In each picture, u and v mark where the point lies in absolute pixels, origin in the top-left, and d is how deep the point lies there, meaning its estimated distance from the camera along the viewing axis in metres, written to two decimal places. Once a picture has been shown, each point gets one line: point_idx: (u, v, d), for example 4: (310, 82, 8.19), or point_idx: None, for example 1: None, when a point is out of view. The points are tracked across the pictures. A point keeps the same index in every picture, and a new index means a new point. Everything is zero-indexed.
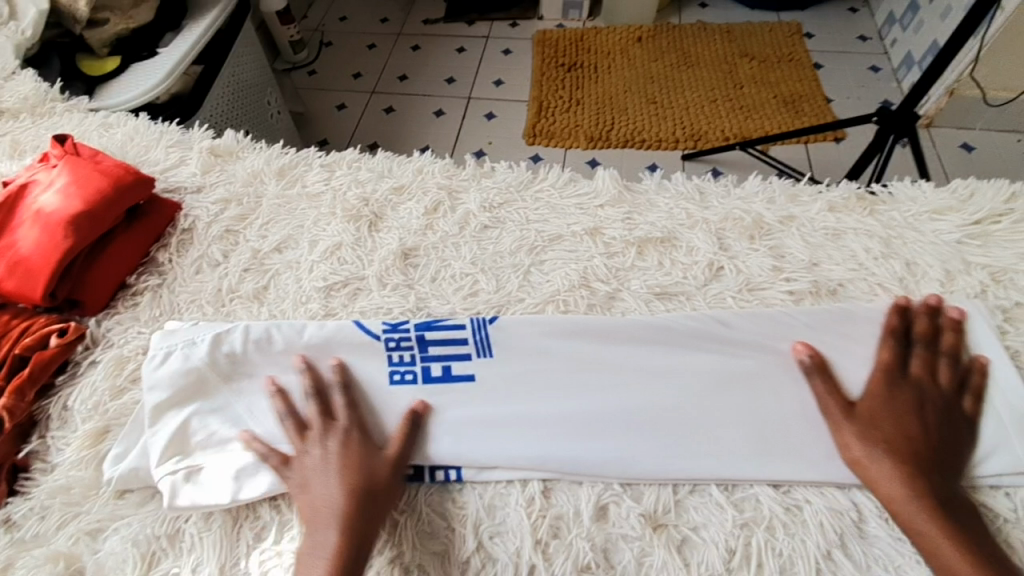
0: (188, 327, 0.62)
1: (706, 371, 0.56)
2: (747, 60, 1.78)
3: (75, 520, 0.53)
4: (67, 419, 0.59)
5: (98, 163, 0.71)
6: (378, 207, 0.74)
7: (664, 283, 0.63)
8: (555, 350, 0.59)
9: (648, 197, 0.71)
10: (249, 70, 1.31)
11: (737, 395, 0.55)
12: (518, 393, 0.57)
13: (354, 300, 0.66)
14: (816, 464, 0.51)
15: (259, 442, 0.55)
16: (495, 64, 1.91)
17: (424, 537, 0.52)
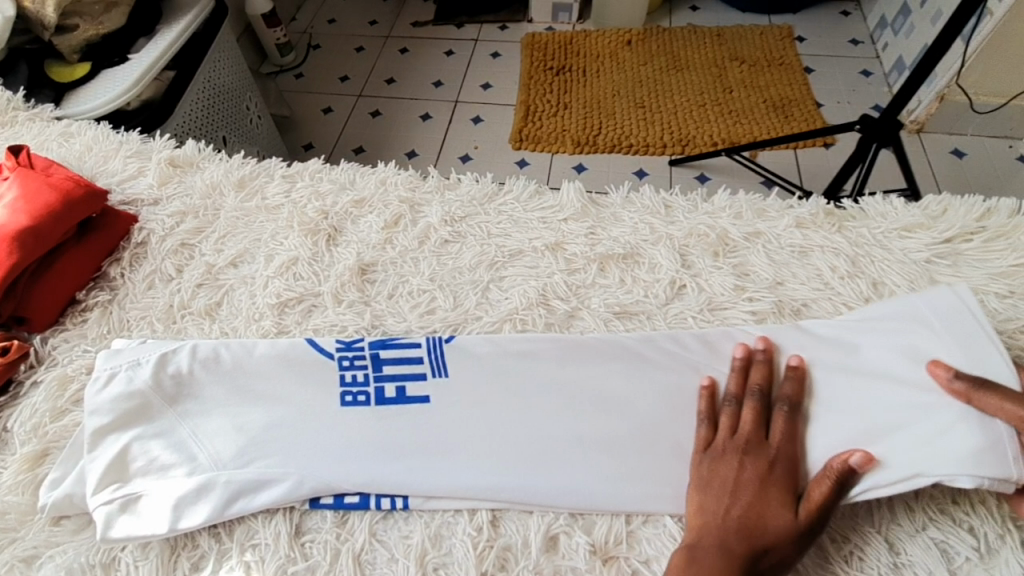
0: (134, 346, 0.60)
1: (668, 397, 0.54)
2: (737, 64, 1.76)
3: (7, 548, 0.52)
4: (6, 441, 0.57)
5: (49, 175, 0.70)
6: (338, 220, 0.72)
7: (625, 301, 0.61)
8: (513, 373, 0.57)
9: (613, 210, 0.69)
10: (226, 75, 1.29)
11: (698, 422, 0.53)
12: (473, 416, 0.55)
13: (308, 317, 0.64)
14: None
15: (201, 468, 0.53)
16: (482, 67, 1.89)
17: (367, 567, 0.50)
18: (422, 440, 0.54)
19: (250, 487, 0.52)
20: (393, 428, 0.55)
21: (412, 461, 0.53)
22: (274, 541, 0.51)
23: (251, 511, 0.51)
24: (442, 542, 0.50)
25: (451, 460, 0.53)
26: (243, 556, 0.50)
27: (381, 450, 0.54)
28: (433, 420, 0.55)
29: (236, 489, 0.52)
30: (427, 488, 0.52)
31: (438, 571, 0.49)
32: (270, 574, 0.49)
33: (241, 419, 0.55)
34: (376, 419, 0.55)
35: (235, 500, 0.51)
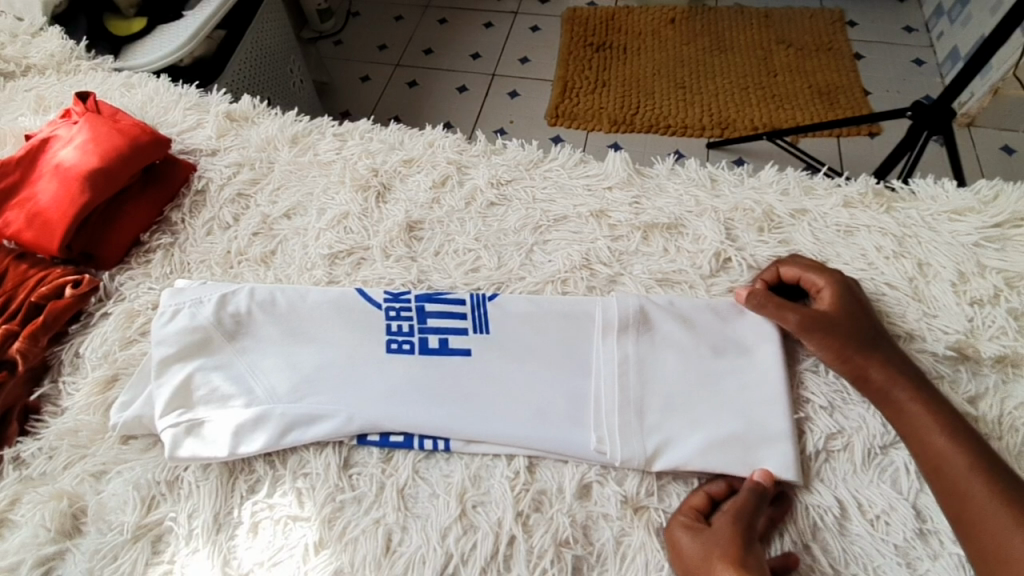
0: (196, 286, 0.63)
1: (762, 369, 0.55)
2: (784, 47, 1.71)
3: (81, 461, 0.56)
4: (78, 366, 0.62)
5: (117, 122, 0.73)
6: (387, 178, 0.74)
7: (667, 270, 0.62)
8: (615, 339, 0.57)
9: (658, 181, 0.69)
10: (273, 36, 1.31)
11: (777, 393, 0.53)
12: (550, 376, 0.57)
13: (358, 269, 0.67)
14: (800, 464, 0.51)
15: (259, 401, 0.56)
16: (521, 41, 1.87)
17: (410, 501, 0.53)
18: (464, 388, 0.56)
19: (310, 420, 0.55)
20: (444, 375, 0.57)
21: (460, 407, 0.55)
22: (325, 471, 0.54)
23: (304, 442, 0.55)
24: (481, 483, 0.53)
25: (522, 416, 0.55)
26: (295, 483, 0.54)
27: (429, 394, 0.56)
28: (480, 369, 0.57)
29: (305, 420, 0.55)
30: (469, 433, 0.54)
31: (477, 508, 0.52)
32: (320, 501, 0.53)
33: (296, 358, 0.58)
34: (421, 367, 0.58)
35: (290, 432, 0.55)
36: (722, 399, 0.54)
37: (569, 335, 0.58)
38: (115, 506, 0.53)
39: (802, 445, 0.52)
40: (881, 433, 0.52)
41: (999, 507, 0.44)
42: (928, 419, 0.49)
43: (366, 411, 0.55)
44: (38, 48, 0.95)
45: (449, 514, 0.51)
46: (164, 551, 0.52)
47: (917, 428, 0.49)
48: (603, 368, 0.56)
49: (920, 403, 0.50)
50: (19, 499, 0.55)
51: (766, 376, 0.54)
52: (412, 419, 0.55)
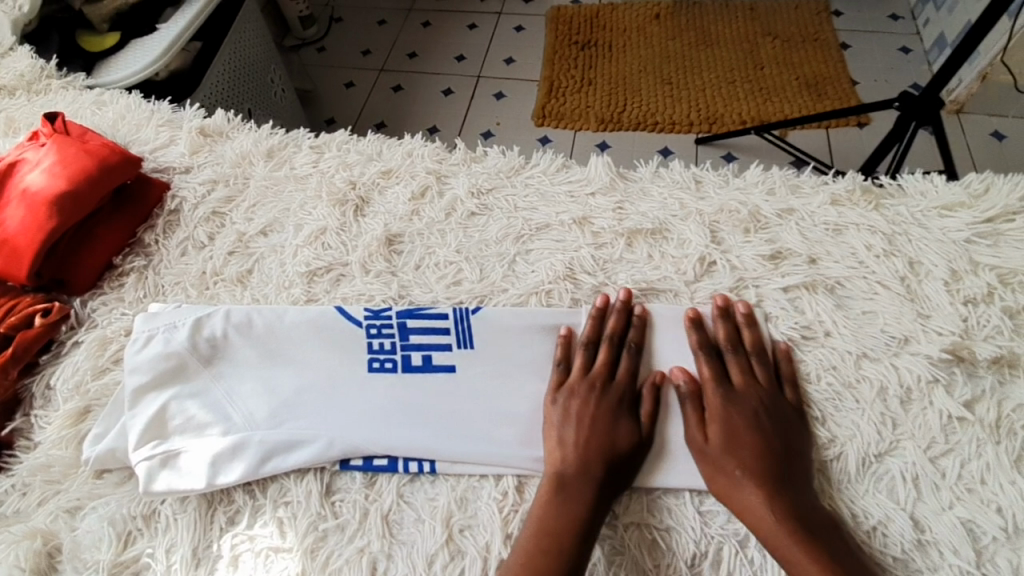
0: (170, 310, 0.61)
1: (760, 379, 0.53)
2: (769, 39, 1.70)
3: (55, 497, 0.54)
4: (50, 398, 0.60)
5: (85, 143, 0.71)
6: (365, 191, 0.72)
7: (652, 277, 0.60)
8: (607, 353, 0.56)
9: (642, 184, 0.67)
10: (251, 47, 1.29)
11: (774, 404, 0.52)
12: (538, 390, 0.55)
13: (337, 286, 0.65)
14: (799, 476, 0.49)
15: (238, 428, 0.54)
16: (506, 41, 1.85)
17: (394, 527, 0.51)
18: (449, 407, 0.55)
19: (292, 445, 0.53)
20: (427, 393, 0.55)
21: (445, 426, 0.54)
22: (306, 499, 0.52)
23: (284, 469, 0.53)
24: (467, 505, 0.51)
25: (510, 433, 0.53)
26: (276, 512, 0.52)
27: (413, 414, 0.55)
28: (464, 386, 0.56)
29: (286, 446, 0.53)
30: (455, 454, 0.52)
31: (463, 532, 0.50)
32: (302, 530, 0.51)
33: (274, 382, 0.57)
34: (404, 386, 0.56)
35: (269, 459, 0.53)
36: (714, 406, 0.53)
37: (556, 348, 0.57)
38: (90, 544, 0.52)
39: None
40: (876, 440, 0.50)
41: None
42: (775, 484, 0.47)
43: (349, 435, 0.53)
44: (7, 68, 0.93)
45: (436, 540, 0.50)
46: None
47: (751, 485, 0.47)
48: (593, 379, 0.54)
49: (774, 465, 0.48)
50: None
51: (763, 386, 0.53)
52: (397, 441, 0.53)
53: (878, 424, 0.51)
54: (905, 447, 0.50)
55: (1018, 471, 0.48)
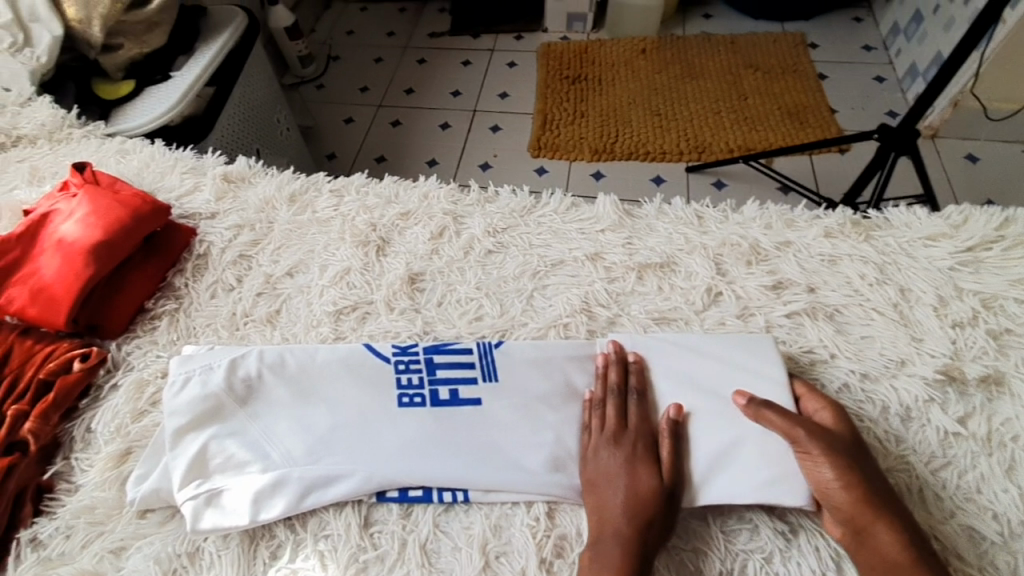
0: (204, 352, 0.64)
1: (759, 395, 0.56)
2: (752, 71, 1.80)
3: (99, 539, 0.56)
4: (90, 441, 0.62)
5: (117, 192, 0.74)
6: (386, 232, 0.76)
7: (663, 308, 0.64)
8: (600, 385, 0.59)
9: (648, 220, 0.72)
10: (259, 90, 1.34)
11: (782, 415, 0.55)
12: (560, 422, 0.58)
13: (363, 324, 0.69)
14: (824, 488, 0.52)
15: (276, 465, 0.57)
16: (499, 77, 1.93)
17: (432, 556, 0.54)
18: (477, 439, 0.58)
19: (330, 480, 0.56)
20: (456, 426, 0.58)
21: (475, 457, 0.57)
22: (345, 532, 0.55)
23: (324, 504, 0.55)
24: (502, 532, 0.54)
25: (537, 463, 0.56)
26: (317, 545, 0.55)
27: (442, 446, 0.57)
28: (490, 418, 0.59)
29: (326, 479, 0.56)
30: (486, 483, 0.55)
31: (500, 558, 0.53)
32: (344, 562, 0.54)
33: (309, 419, 0.59)
34: (433, 420, 0.59)
35: (309, 494, 0.55)
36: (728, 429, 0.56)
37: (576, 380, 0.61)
38: None
39: None
40: (879, 456, 0.54)
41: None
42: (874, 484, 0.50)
43: (382, 468, 0.56)
44: (27, 118, 0.93)
45: (475, 565, 0.52)
46: None
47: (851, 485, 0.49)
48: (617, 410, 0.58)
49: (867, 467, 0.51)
50: None
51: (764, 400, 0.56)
52: (429, 475, 0.56)
53: (882, 441, 0.55)
54: (907, 461, 0.53)
55: (1011, 481, 0.52)
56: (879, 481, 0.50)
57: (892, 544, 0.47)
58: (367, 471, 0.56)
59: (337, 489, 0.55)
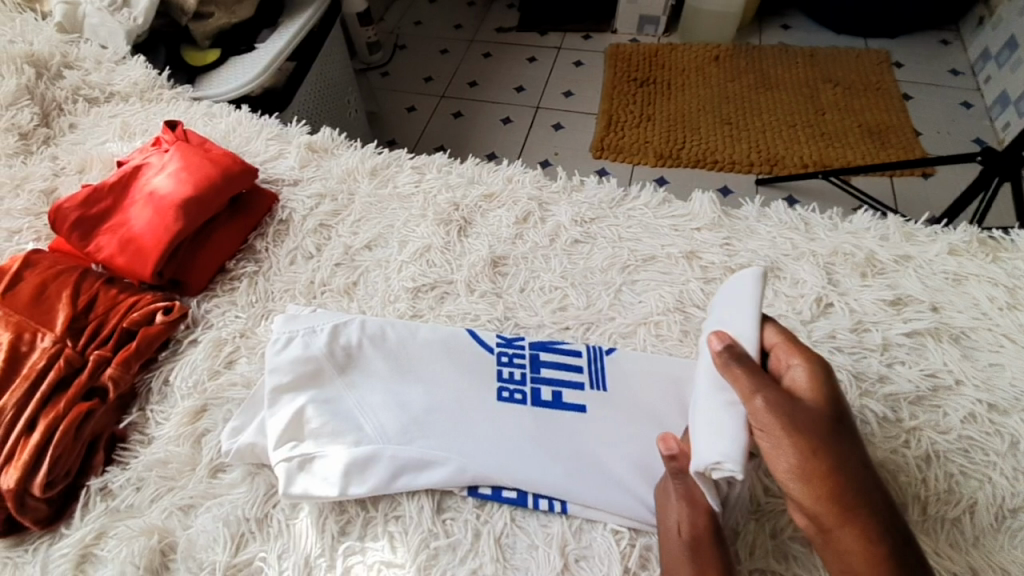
0: (307, 315, 0.63)
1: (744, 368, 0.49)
2: (831, 86, 1.73)
3: (170, 494, 0.55)
4: (167, 394, 0.61)
5: (208, 151, 0.75)
6: (468, 212, 0.74)
7: (766, 314, 0.61)
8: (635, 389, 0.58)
9: (748, 223, 0.69)
10: (335, 69, 1.35)
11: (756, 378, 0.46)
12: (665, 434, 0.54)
13: (441, 304, 0.66)
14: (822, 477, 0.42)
15: (371, 440, 0.55)
16: (565, 75, 1.91)
17: (507, 551, 0.51)
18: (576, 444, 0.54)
19: (424, 461, 0.53)
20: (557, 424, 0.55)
21: (575, 460, 0.53)
22: (418, 515, 0.52)
23: (413, 488, 0.53)
24: (583, 535, 0.51)
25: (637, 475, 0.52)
26: (387, 526, 0.52)
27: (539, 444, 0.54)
28: (593, 422, 0.55)
29: (421, 457, 0.53)
30: (588, 498, 0.51)
31: (580, 563, 0.50)
32: (414, 547, 0.51)
33: (406, 397, 0.57)
34: (532, 416, 0.56)
35: (400, 475, 0.53)
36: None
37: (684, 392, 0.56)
38: (205, 544, 0.52)
39: (921, 507, 0.49)
40: (1008, 494, 0.49)
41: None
42: (847, 463, 0.42)
43: (481, 460, 0.53)
44: (120, 75, 0.93)
45: (554, 566, 0.49)
46: None
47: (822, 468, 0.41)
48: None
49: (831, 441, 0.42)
50: (103, 534, 0.53)
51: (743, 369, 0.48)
52: (526, 478, 0.52)
53: (1010, 479, 0.50)
54: None
55: None
56: (850, 470, 0.41)
57: (855, 539, 0.40)
58: (465, 460, 0.53)
59: (432, 475, 0.53)
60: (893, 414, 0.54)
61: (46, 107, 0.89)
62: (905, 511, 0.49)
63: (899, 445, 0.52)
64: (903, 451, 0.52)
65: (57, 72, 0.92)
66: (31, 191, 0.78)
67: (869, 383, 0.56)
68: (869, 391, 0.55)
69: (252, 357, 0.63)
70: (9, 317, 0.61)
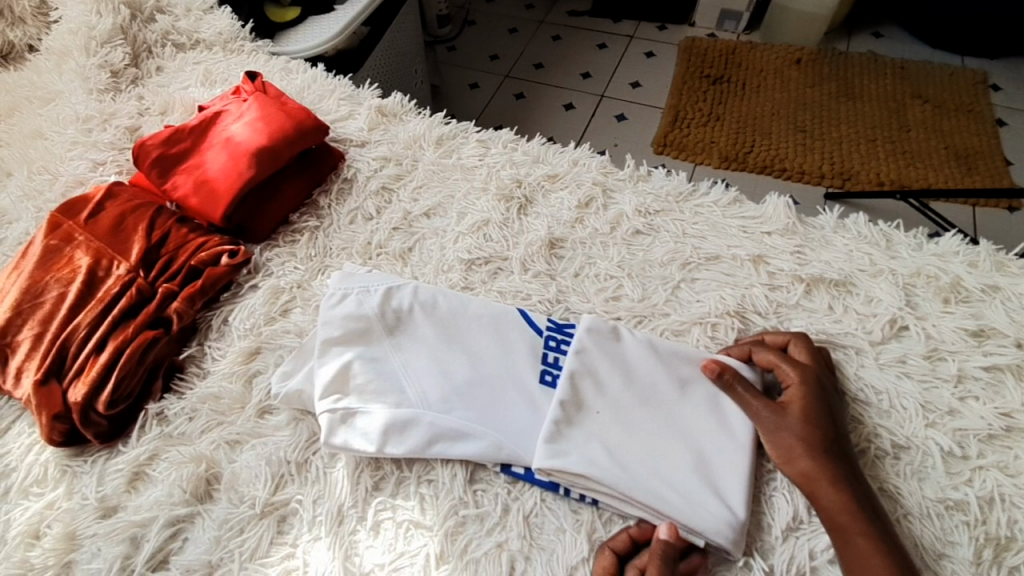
0: (362, 274, 0.64)
1: (625, 386, 0.55)
2: (919, 102, 1.62)
3: (219, 428, 0.57)
4: (224, 333, 0.63)
5: (284, 104, 0.76)
6: (530, 191, 0.73)
7: (832, 329, 0.58)
8: (651, 385, 0.55)
9: (824, 233, 0.66)
10: (407, 37, 1.35)
11: (617, 401, 0.54)
12: (714, 447, 0.52)
13: (493, 279, 0.66)
14: (675, 491, 0.49)
15: (412, 403, 0.55)
16: (635, 66, 1.86)
17: (536, 530, 0.51)
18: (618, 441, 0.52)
19: (460, 430, 0.53)
20: (601, 421, 0.53)
21: (617, 460, 0.51)
22: (450, 482, 0.53)
23: (448, 457, 0.53)
24: (611, 527, 0.50)
25: (687, 482, 0.49)
26: (419, 488, 0.53)
27: (581, 436, 0.52)
28: (635, 422, 0.53)
29: (458, 425, 0.53)
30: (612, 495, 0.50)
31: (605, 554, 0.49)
32: (443, 513, 0.51)
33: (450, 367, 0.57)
34: (577, 409, 0.54)
35: (437, 442, 0.53)
36: (889, 480, 0.50)
37: (728, 406, 0.54)
38: (247, 479, 0.54)
39: (978, 550, 0.46)
40: None
41: (874, 553, 0.44)
42: (831, 468, 0.48)
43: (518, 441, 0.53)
44: (207, 24, 0.96)
45: (579, 553, 0.49)
46: (288, 533, 0.52)
47: (816, 481, 0.47)
48: None
49: (832, 450, 0.48)
50: (156, 456, 0.56)
51: (614, 387, 0.55)
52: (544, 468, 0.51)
53: None
54: None
55: None
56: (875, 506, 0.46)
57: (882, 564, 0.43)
58: (501, 435, 0.53)
59: (468, 446, 0.53)
60: (959, 449, 0.51)
61: (137, 49, 0.92)
62: (960, 551, 0.46)
63: (960, 483, 0.49)
64: (964, 489, 0.49)
65: (150, 16, 0.95)
66: (117, 127, 0.82)
67: (937, 414, 0.53)
68: (935, 423, 0.52)
69: (306, 308, 0.65)
70: (88, 243, 0.64)
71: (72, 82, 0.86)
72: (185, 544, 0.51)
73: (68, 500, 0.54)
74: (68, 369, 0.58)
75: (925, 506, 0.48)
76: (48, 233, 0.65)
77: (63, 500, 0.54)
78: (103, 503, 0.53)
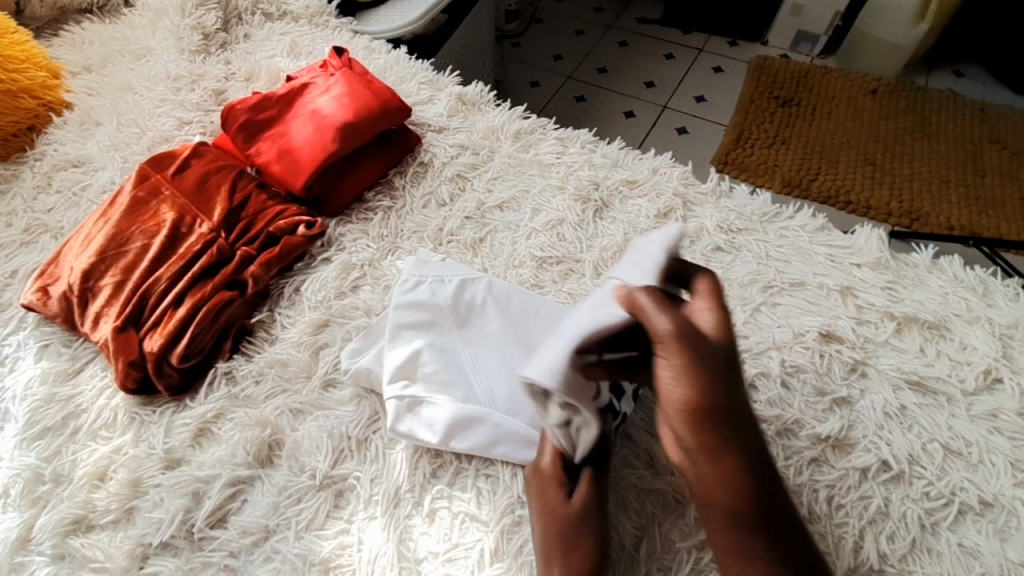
0: (437, 262, 0.64)
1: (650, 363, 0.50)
2: (998, 147, 1.55)
3: (284, 395, 0.58)
4: (295, 302, 0.64)
5: (370, 81, 0.76)
6: (608, 194, 0.72)
7: (921, 373, 0.55)
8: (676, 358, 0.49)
9: (916, 272, 0.63)
10: (480, 28, 1.35)
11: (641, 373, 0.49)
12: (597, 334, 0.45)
13: (565, 280, 0.65)
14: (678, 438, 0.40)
15: (479, 399, 0.54)
16: (702, 80, 1.82)
17: None
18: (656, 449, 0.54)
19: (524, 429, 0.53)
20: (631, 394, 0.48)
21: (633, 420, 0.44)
22: (510, 480, 0.52)
23: (511, 460, 0.53)
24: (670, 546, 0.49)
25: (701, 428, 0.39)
26: (477, 481, 0.52)
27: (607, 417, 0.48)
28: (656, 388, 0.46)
29: (524, 423, 0.53)
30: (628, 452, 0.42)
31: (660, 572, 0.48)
32: (500, 509, 0.51)
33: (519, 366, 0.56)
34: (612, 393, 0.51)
35: (500, 443, 0.52)
36: (971, 536, 0.47)
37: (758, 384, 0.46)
38: (309, 449, 0.54)
39: None
40: None
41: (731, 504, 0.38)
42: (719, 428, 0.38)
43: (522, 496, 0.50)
44: None
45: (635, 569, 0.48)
46: (344, 508, 0.52)
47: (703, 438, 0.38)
48: (856, 490, 0.50)
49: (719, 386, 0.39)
50: (222, 415, 0.56)
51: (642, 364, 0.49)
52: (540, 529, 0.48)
53: None
54: None
55: None
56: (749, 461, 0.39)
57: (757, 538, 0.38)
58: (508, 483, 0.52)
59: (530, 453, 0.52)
60: None
61: (228, 14, 0.94)
62: None
63: None
64: None
65: None
66: (204, 88, 0.83)
67: None
68: None
69: (375, 287, 0.65)
70: (175, 199, 0.65)
71: (165, 40, 0.87)
72: (244, 506, 0.52)
73: (135, 447, 0.55)
74: (146, 320, 0.59)
75: (1010, 569, 0.46)
76: (137, 184, 0.66)
77: (131, 446, 0.55)
78: (169, 455, 0.54)
